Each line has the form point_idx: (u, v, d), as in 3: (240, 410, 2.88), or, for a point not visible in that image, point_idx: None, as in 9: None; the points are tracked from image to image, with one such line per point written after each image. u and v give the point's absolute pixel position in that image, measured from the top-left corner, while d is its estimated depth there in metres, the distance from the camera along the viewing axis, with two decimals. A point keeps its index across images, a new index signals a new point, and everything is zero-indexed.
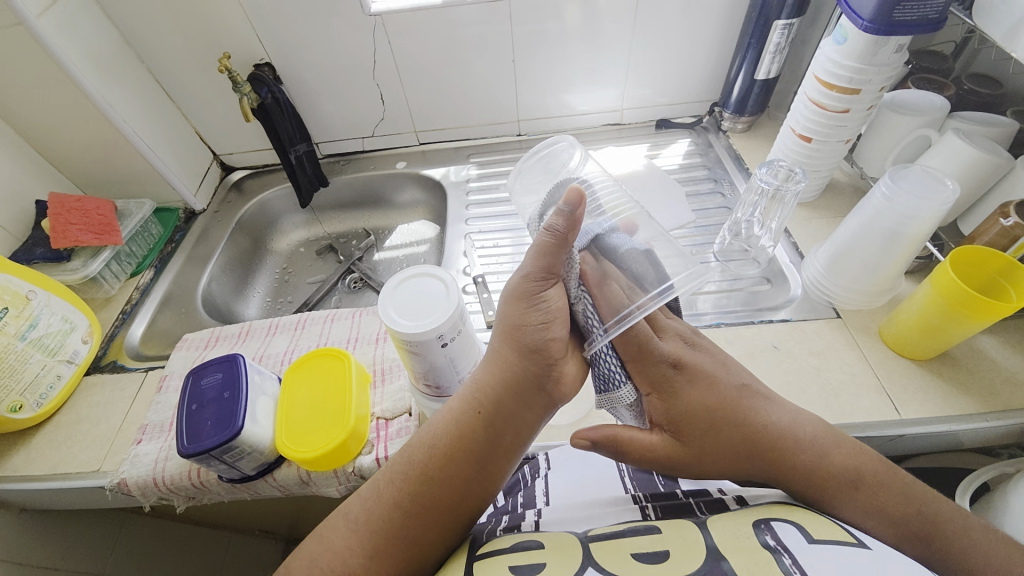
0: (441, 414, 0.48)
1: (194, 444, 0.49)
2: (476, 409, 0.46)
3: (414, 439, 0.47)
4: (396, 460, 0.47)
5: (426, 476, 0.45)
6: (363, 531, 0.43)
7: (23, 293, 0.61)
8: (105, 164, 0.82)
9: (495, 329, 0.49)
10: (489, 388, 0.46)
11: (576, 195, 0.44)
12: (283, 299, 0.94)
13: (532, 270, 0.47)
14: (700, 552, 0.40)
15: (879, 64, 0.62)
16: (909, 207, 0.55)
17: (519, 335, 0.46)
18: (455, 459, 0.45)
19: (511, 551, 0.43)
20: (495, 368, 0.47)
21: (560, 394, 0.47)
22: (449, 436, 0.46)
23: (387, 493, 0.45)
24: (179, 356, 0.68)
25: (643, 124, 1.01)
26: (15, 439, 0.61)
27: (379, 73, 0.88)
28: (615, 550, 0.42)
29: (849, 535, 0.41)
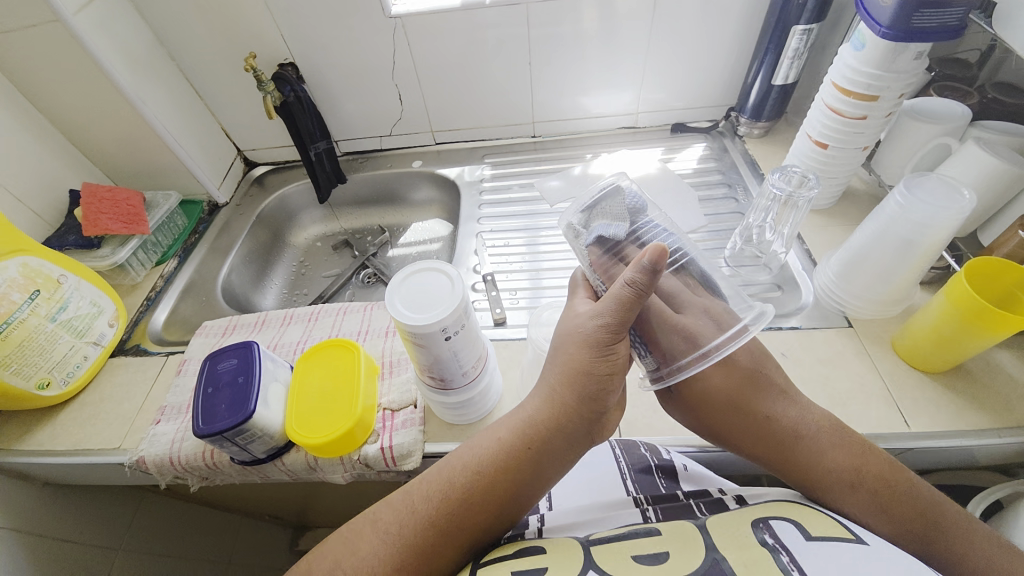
0: (488, 440, 0.49)
1: (209, 426, 0.52)
2: (527, 445, 0.47)
3: (453, 458, 0.49)
4: (432, 477, 0.48)
5: (466, 500, 0.46)
6: (393, 542, 0.45)
7: (55, 276, 0.64)
8: (136, 157, 0.86)
9: (553, 363, 0.49)
10: (542, 425, 0.47)
11: (660, 252, 0.42)
12: (299, 291, 0.96)
13: (608, 320, 0.46)
14: (700, 552, 0.41)
15: (898, 71, 0.61)
16: (925, 216, 0.54)
17: (584, 381, 0.46)
18: (493, 488, 0.46)
19: (514, 557, 0.44)
20: (551, 406, 0.47)
21: (602, 433, 0.50)
22: (494, 464, 0.47)
23: (423, 510, 0.46)
24: (198, 342, 0.71)
25: (659, 127, 1.01)
26: (43, 414, 0.65)
27: (398, 74, 0.90)
28: (615, 552, 0.43)
29: (848, 532, 0.41)
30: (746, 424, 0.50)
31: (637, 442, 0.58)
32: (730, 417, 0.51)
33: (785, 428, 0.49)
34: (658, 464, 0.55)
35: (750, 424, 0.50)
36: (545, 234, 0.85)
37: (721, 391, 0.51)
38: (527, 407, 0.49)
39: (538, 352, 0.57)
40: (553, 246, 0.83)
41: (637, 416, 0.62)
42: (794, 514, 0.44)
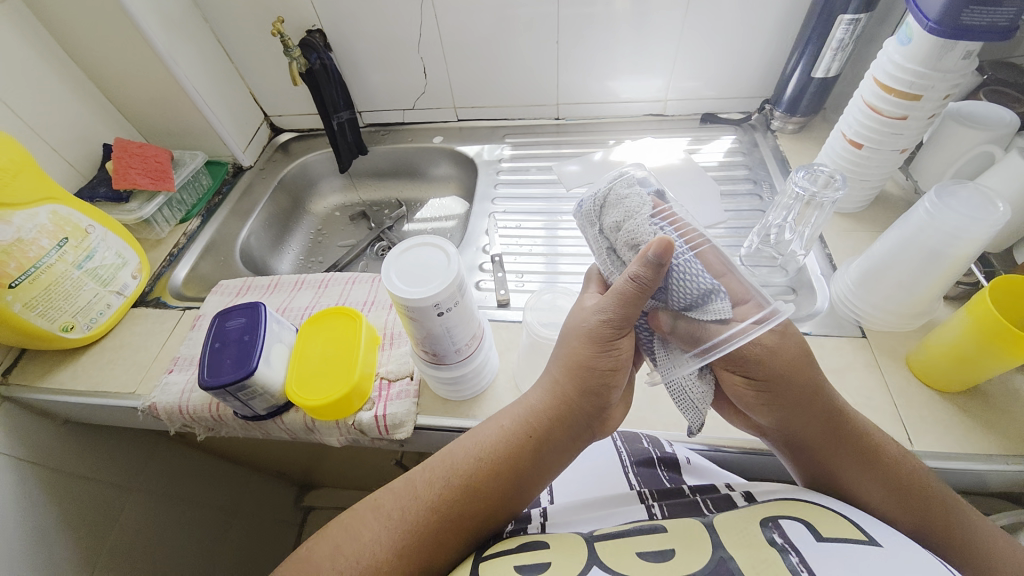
0: (490, 429, 0.50)
1: (213, 378, 0.54)
2: (528, 433, 0.48)
3: (456, 447, 0.50)
4: (434, 465, 0.49)
5: (467, 488, 0.47)
6: (394, 528, 0.46)
7: (82, 226, 0.67)
8: (167, 115, 0.88)
9: (557, 357, 0.49)
10: (544, 415, 0.48)
11: (665, 246, 0.40)
12: (314, 258, 0.99)
13: (612, 315, 0.45)
14: (707, 550, 0.41)
15: (945, 70, 0.57)
16: (955, 227, 0.51)
17: (586, 374, 0.47)
18: (494, 476, 0.47)
19: (513, 552, 0.45)
20: (553, 396, 0.48)
21: (602, 430, 0.50)
22: (497, 453, 0.48)
23: (425, 496, 0.47)
24: (213, 299, 0.73)
25: (688, 117, 0.98)
26: (69, 355, 0.69)
27: (424, 46, 0.89)
28: (620, 549, 0.43)
29: (860, 533, 0.41)
30: (802, 397, 0.46)
31: (639, 435, 0.59)
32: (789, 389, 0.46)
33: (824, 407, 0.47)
34: (660, 458, 0.58)
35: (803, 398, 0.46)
36: (559, 219, 0.84)
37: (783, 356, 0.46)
38: (530, 398, 0.49)
39: (534, 337, 0.57)
40: (565, 231, 0.82)
41: None
42: (805, 514, 0.43)
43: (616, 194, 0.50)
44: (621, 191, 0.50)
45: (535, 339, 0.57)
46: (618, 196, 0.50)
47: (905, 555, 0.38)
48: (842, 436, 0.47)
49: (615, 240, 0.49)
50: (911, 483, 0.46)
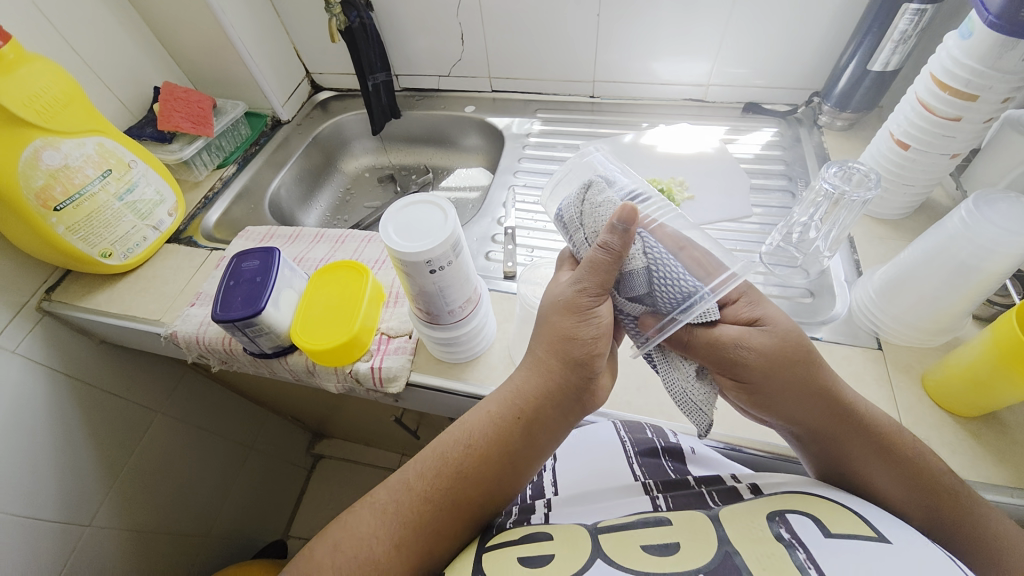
0: (478, 412, 0.49)
1: (225, 313, 0.57)
2: (516, 413, 0.47)
3: (447, 435, 0.49)
4: (426, 454, 0.49)
5: (459, 474, 0.46)
6: (389, 521, 0.45)
7: (126, 160, 0.72)
8: (214, 64, 0.92)
9: (538, 334, 0.48)
10: (533, 394, 0.46)
11: (630, 212, 0.42)
12: (340, 216, 1.02)
13: (586, 284, 0.45)
14: (713, 544, 0.40)
15: (1005, 71, 0.52)
16: (992, 240, 0.47)
17: (567, 346, 0.45)
18: (485, 461, 0.46)
19: (518, 543, 0.45)
20: (540, 373, 0.47)
21: (594, 402, 0.48)
22: (489, 437, 0.47)
23: (418, 487, 0.46)
24: (238, 242, 0.77)
25: (730, 105, 0.93)
26: (107, 280, 0.75)
27: (463, 12, 0.88)
28: (623, 541, 0.43)
29: (870, 530, 0.39)
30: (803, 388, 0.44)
31: (642, 423, 0.58)
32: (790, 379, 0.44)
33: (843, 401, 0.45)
34: (664, 447, 0.55)
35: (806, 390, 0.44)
36: None
37: (780, 349, 0.44)
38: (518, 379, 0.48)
39: (528, 309, 0.58)
40: None
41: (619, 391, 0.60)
42: (814, 509, 0.42)
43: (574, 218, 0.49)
44: (594, 198, 0.48)
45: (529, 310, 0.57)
46: (592, 205, 0.48)
47: (922, 556, 0.36)
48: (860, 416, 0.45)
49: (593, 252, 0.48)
50: (925, 475, 0.44)
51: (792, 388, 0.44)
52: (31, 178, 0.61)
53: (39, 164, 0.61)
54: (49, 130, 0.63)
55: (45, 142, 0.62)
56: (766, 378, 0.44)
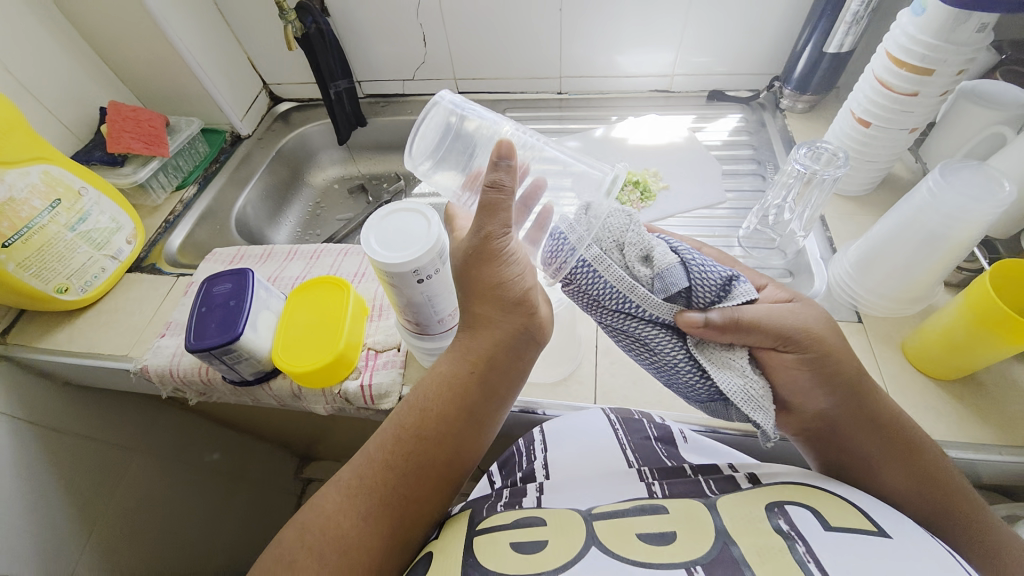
0: (430, 373, 0.48)
1: (199, 342, 0.54)
2: (465, 367, 0.46)
3: (404, 403, 0.48)
4: (386, 424, 0.48)
5: (419, 435, 0.45)
6: (354, 494, 0.44)
7: (75, 188, 0.67)
8: (164, 80, 0.88)
9: (463, 289, 0.47)
10: (478, 345, 0.47)
11: (508, 146, 0.42)
12: (312, 231, 0.98)
13: (489, 229, 0.44)
14: (710, 534, 0.40)
15: (958, 44, 0.55)
16: (957, 208, 0.49)
17: (500, 292, 0.45)
18: (439, 420, 0.46)
19: (510, 526, 0.44)
20: (480, 324, 0.47)
21: (542, 337, 0.49)
22: (442, 397, 0.46)
23: (380, 456, 0.46)
24: (206, 267, 0.74)
25: (695, 94, 0.95)
26: (65, 317, 0.70)
27: (424, 13, 0.86)
28: (618, 530, 0.42)
29: (869, 523, 0.40)
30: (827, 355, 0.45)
31: (630, 409, 0.57)
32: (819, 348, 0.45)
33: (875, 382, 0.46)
34: (657, 435, 0.54)
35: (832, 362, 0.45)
36: None
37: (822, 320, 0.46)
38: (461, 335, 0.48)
39: None
40: None
41: (616, 386, 0.60)
42: (812, 500, 0.42)
43: (583, 238, 0.45)
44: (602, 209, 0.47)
45: None
46: (602, 214, 0.46)
47: (917, 548, 0.37)
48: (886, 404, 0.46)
49: (622, 267, 0.44)
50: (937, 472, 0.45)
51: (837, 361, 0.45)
52: None
53: None
54: None
55: None
56: (813, 350, 0.44)
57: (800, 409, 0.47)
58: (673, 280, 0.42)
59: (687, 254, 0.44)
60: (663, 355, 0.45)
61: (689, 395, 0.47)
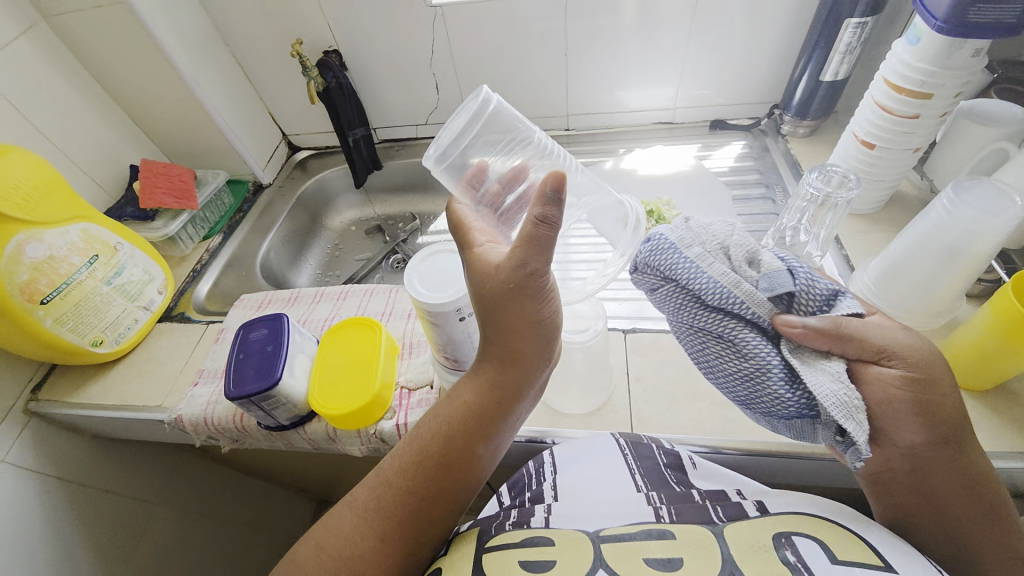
0: (450, 401, 0.48)
1: (238, 389, 0.55)
2: (495, 399, 0.46)
3: (423, 424, 0.48)
4: (404, 448, 0.48)
5: (440, 462, 0.46)
6: (373, 517, 0.45)
7: (111, 243, 0.69)
8: (191, 137, 0.92)
9: (488, 321, 0.44)
10: (505, 380, 0.46)
11: (559, 179, 0.39)
12: (332, 272, 1.00)
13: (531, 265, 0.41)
14: (716, 562, 0.40)
15: (953, 68, 0.58)
16: (973, 222, 0.50)
17: (535, 330, 0.44)
18: (459, 445, 0.46)
19: (517, 544, 0.45)
20: (506, 355, 0.45)
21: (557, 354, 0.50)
22: (464, 427, 0.46)
23: (398, 482, 0.46)
24: (236, 313, 0.75)
25: (697, 124, 0.99)
26: (98, 370, 0.71)
27: (436, 63, 0.91)
28: (625, 552, 0.43)
29: (878, 559, 0.39)
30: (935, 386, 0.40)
31: (639, 434, 0.57)
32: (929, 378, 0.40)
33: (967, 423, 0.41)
34: (667, 462, 0.53)
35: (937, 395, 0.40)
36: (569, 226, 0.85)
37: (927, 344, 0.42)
38: (487, 369, 0.46)
39: None
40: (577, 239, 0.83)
41: (650, 413, 0.60)
42: (819, 530, 0.42)
43: (684, 235, 0.47)
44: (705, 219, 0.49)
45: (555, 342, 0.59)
46: (705, 223, 0.48)
47: None
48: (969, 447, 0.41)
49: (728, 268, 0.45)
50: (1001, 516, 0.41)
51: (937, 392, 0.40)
52: (15, 274, 0.58)
53: (23, 257, 0.59)
54: (33, 222, 0.60)
55: (28, 235, 0.60)
56: (922, 378, 0.40)
57: (888, 441, 0.42)
58: (781, 283, 0.44)
59: (794, 264, 0.46)
60: (753, 357, 0.43)
61: (775, 414, 0.44)
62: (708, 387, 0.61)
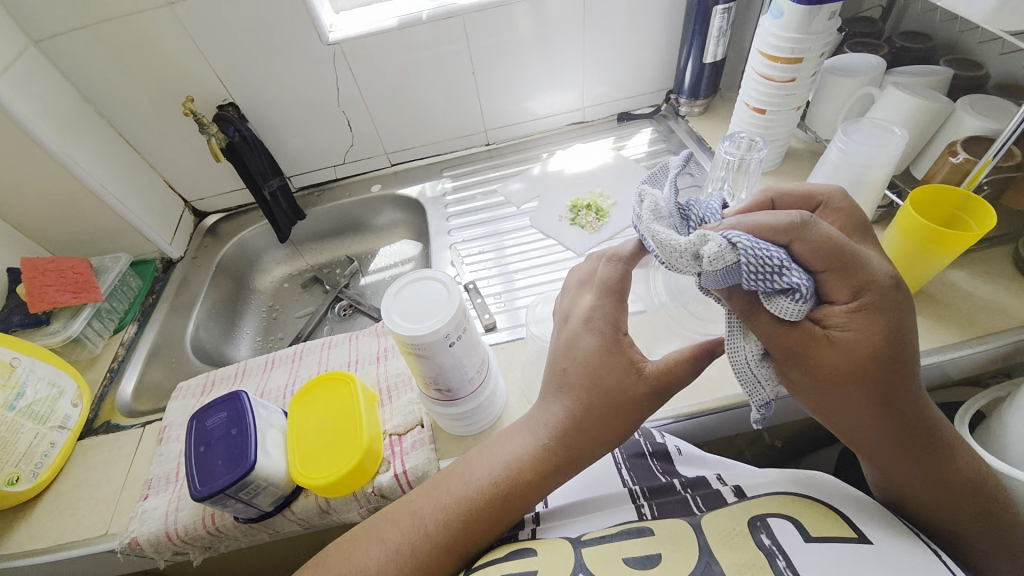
0: (508, 457, 0.45)
1: (207, 486, 0.48)
2: (538, 468, 0.44)
3: (473, 476, 0.46)
4: (449, 487, 0.45)
5: (489, 517, 0.44)
6: (404, 562, 0.43)
7: (6, 361, 0.59)
8: (77, 223, 0.81)
9: (561, 384, 0.45)
10: (556, 456, 0.44)
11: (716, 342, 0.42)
12: (274, 336, 0.93)
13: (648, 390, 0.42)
14: (693, 555, 0.41)
15: (816, 32, 0.66)
16: (864, 157, 0.58)
17: (604, 406, 0.43)
18: (504, 510, 0.44)
19: (504, 560, 0.44)
20: (572, 421, 0.44)
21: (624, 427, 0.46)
22: (518, 486, 0.44)
23: (438, 532, 0.43)
24: (177, 405, 0.66)
25: (606, 119, 1.05)
26: (13, 514, 0.59)
27: (344, 101, 0.89)
28: (607, 556, 0.42)
29: (850, 530, 0.40)
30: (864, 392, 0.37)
31: None
32: (851, 387, 0.37)
33: (910, 422, 0.39)
34: (652, 450, 0.56)
35: (860, 398, 0.38)
36: (511, 236, 0.86)
37: (860, 359, 0.36)
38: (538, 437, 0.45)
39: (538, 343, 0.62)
40: (521, 246, 0.84)
41: None
42: (792, 508, 0.42)
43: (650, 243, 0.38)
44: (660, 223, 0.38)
45: (543, 345, 0.62)
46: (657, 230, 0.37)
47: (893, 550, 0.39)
48: (908, 442, 0.39)
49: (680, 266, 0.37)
50: (952, 492, 0.41)
51: (850, 396, 0.38)
52: None
53: None
54: None
55: None
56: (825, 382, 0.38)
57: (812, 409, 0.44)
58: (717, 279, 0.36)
59: (758, 251, 0.34)
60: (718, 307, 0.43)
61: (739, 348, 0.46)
62: None
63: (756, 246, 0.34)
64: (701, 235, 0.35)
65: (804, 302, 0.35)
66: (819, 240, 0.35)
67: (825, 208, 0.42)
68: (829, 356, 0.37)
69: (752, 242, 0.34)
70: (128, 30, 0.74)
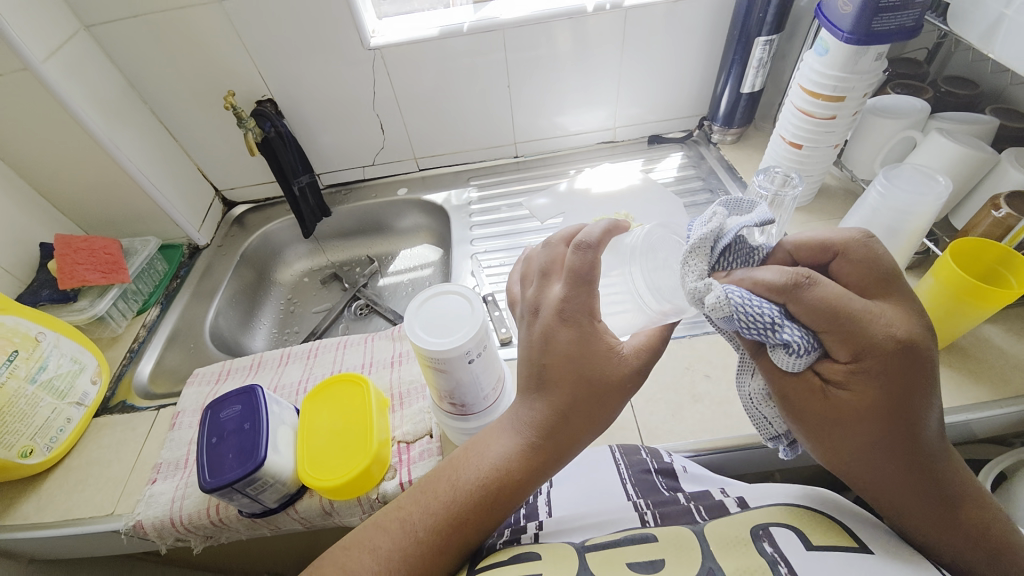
0: (495, 457, 0.44)
1: (217, 478, 0.49)
2: (524, 466, 0.43)
3: (461, 476, 0.45)
4: (434, 491, 0.45)
5: (478, 518, 0.43)
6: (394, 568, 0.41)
7: (32, 334, 0.60)
8: (111, 204, 0.83)
9: (544, 370, 0.44)
10: (540, 451, 0.44)
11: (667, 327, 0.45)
12: (290, 329, 0.93)
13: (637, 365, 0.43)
14: (696, 560, 0.40)
15: (861, 72, 0.65)
16: (905, 203, 0.57)
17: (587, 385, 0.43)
18: (494, 508, 0.43)
19: (507, 564, 0.43)
20: (554, 415, 0.43)
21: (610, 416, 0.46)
22: (506, 487, 0.43)
23: (426, 536, 0.43)
24: (191, 392, 0.67)
25: (636, 141, 1.04)
26: (25, 485, 0.60)
27: (379, 105, 0.90)
28: (609, 560, 0.41)
29: (851, 539, 0.39)
30: (863, 438, 0.36)
31: (637, 445, 0.57)
32: (856, 429, 0.36)
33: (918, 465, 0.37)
34: (658, 467, 0.54)
35: (863, 441, 0.36)
36: None
37: (864, 401, 0.35)
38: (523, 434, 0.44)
39: None
40: None
41: (657, 423, 0.60)
42: (795, 518, 0.41)
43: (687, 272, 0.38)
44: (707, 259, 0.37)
45: None
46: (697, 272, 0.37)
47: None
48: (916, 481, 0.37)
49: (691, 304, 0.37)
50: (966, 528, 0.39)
51: (853, 437, 0.36)
52: None
53: None
54: None
55: None
56: (828, 426, 0.36)
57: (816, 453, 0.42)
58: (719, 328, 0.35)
59: (754, 311, 0.33)
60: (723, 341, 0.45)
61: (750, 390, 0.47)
62: (705, 388, 0.63)
63: (750, 307, 0.33)
64: (706, 284, 0.35)
65: (803, 357, 0.34)
66: (816, 302, 0.33)
67: (843, 258, 0.37)
68: (832, 400, 0.36)
69: (745, 298, 0.33)
70: (177, 22, 0.76)
